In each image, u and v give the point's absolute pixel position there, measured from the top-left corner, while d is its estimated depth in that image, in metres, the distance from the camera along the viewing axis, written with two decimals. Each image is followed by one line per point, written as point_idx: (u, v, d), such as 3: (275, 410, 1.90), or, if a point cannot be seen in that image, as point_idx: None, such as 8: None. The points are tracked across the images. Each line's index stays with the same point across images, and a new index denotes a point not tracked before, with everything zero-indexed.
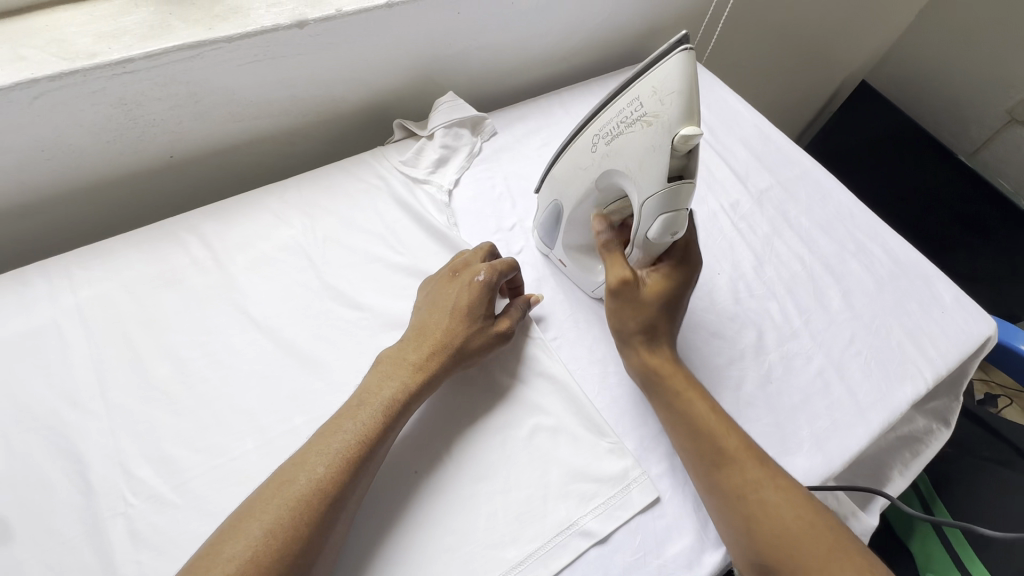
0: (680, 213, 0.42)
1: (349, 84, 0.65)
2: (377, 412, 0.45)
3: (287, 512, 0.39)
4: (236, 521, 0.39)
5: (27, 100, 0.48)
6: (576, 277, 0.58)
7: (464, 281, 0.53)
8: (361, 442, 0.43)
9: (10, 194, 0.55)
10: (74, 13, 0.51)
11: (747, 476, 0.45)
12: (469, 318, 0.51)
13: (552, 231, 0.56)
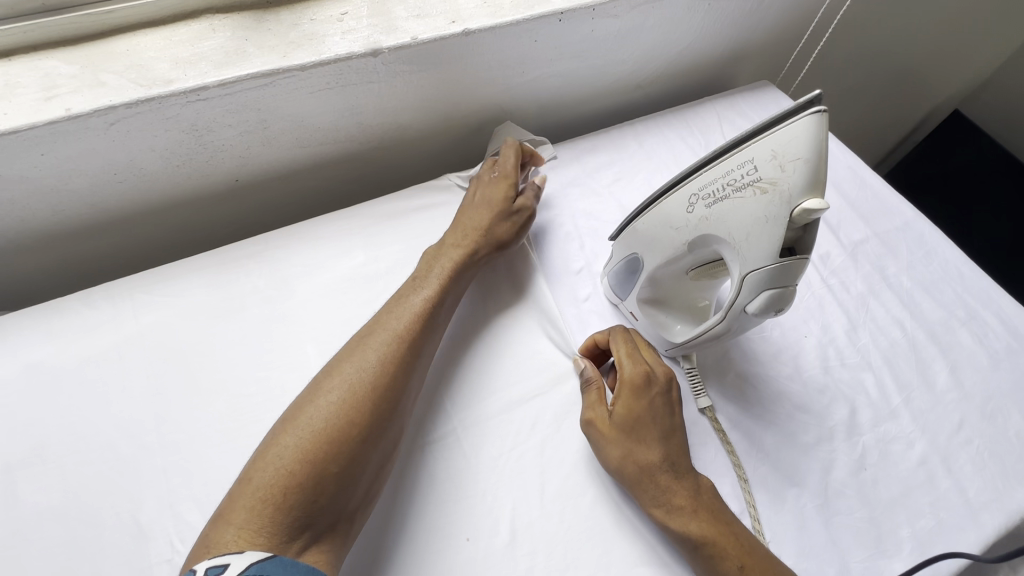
0: (787, 289, 0.37)
1: (418, 111, 0.63)
2: (418, 306, 0.48)
3: (345, 400, 0.40)
4: (278, 430, 0.39)
5: (104, 125, 0.47)
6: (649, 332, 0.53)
7: (483, 182, 0.59)
8: (408, 336, 0.45)
9: (84, 214, 0.55)
10: (153, 36, 0.51)
11: (720, 541, 0.42)
12: (495, 206, 0.56)
13: (624, 282, 0.51)
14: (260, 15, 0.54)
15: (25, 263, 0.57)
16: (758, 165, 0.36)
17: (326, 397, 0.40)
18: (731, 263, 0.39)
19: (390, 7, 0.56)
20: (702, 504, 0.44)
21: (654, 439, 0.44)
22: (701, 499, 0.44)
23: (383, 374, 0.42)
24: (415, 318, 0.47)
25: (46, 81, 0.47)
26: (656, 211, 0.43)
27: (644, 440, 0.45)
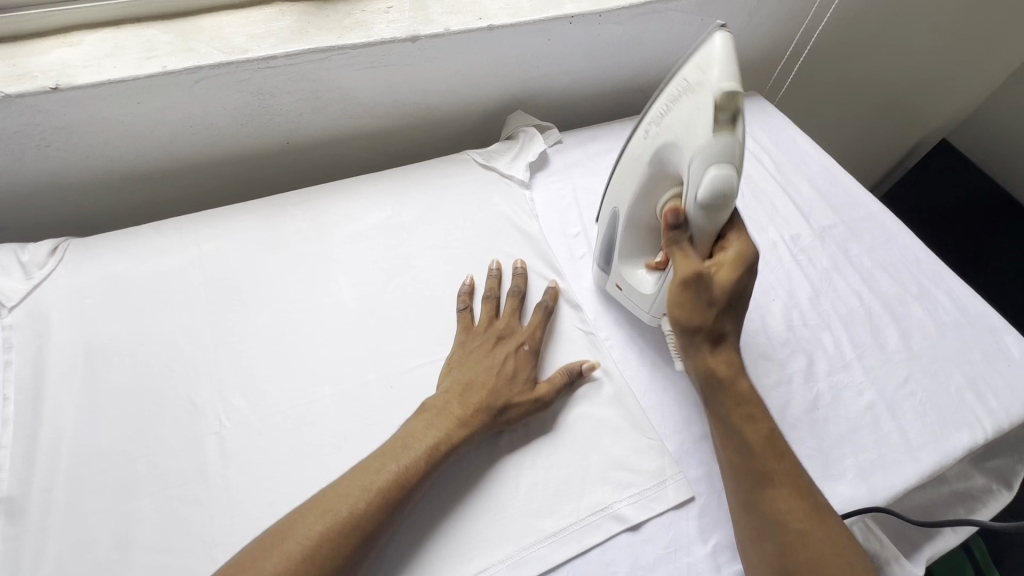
0: (728, 168, 0.46)
1: (446, 94, 0.73)
2: (443, 430, 0.48)
3: (344, 520, 0.42)
4: (277, 535, 0.41)
5: (190, 82, 0.58)
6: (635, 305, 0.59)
7: (510, 347, 0.55)
8: (424, 465, 0.46)
9: (160, 160, 0.65)
10: (232, 17, 0.62)
11: (770, 454, 0.47)
12: (515, 378, 0.52)
13: (608, 246, 0.60)
14: (319, 5, 0.64)
15: (105, 201, 0.67)
16: (688, 75, 0.48)
17: (380, 475, 0.44)
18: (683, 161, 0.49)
19: (428, 5, 0.67)
20: (766, 430, 0.48)
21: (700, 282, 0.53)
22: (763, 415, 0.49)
23: (389, 501, 0.43)
24: (437, 439, 0.47)
25: (146, 45, 0.58)
26: (629, 151, 0.55)
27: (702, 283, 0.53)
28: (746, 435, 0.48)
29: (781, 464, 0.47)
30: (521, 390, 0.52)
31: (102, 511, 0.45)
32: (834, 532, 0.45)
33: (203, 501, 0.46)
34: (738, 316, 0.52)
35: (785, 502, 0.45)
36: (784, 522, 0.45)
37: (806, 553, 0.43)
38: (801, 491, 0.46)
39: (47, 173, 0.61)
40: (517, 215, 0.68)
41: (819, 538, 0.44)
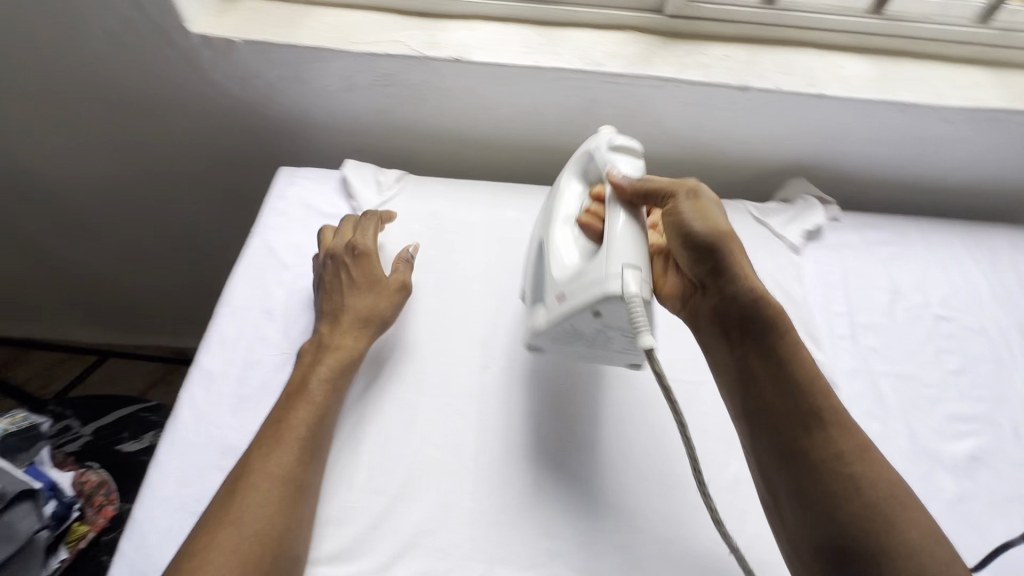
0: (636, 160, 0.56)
1: (740, 144, 0.76)
2: (320, 378, 0.52)
3: (272, 490, 0.45)
4: (219, 516, 0.44)
5: (548, 78, 0.68)
6: (582, 350, 0.54)
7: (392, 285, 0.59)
8: (314, 419, 0.50)
9: (487, 134, 0.77)
10: (593, 34, 0.72)
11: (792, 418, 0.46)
12: (372, 285, 0.58)
13: (539, 264, 0.57)
14: (664, 39, 0.72)
15: (432, 154, 0.81)
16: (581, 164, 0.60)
17: (291, 437, 0.48)
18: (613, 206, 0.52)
19: (762, 61, 0.71)
20: (797, 375, 0.47)
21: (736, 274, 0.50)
22: (784, 351, 0.48)
23: (287, 456, 0.47)
24: (318, 383, 0.52)
25: (525, 42, 0.70)
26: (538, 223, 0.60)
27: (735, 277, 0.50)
28: (773, 385, 0.47)
29: (824, 412, 0.46)
30: (377, 298, 0.58)
31: (400, 397, 0.55)
32: (882, 485, 0.43)
33: (471, 420, 0.54)
34: (716, 246, 0.50)
35: (833, 459, 0.44)
36: (830, 482, 0.43)
37: (847, 511, 0.42)
38: (847, 439, 0.45)
39: (411, 121, 0.75)
40: (782, 275, 0.68)
41: (863, 490, 0.43)
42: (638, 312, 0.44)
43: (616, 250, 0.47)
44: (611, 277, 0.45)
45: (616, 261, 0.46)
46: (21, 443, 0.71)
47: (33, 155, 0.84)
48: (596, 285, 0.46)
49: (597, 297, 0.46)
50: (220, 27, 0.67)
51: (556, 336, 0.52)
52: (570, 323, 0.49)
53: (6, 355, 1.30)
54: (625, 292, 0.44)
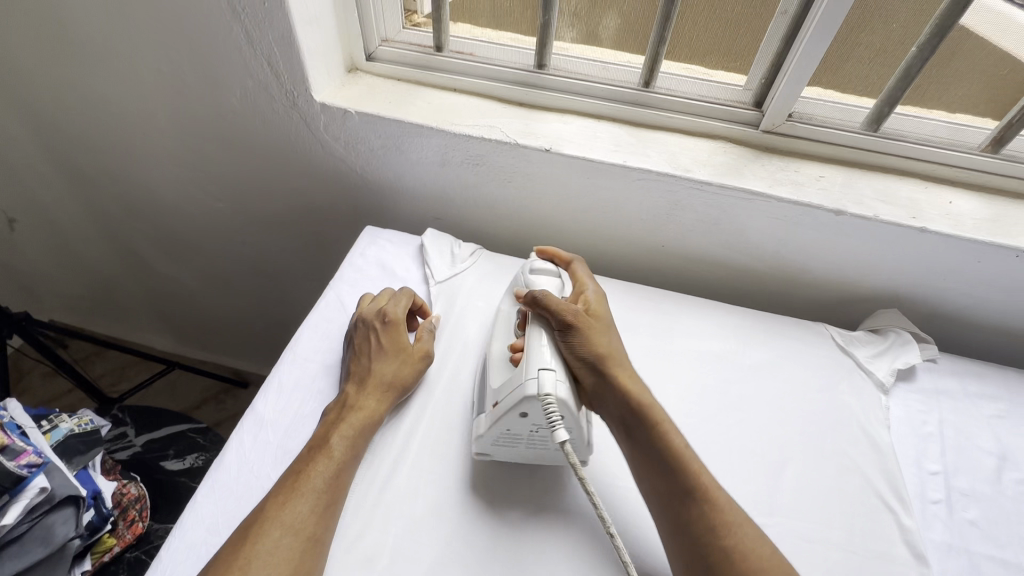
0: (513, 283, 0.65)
1: (827, 266, 0.72)
2: (340, 440, 0.51)
3: (290, 550, 0.43)
4: (228, 568, 0.42)
5: (634, 178, 0.69)
6: (524, 455, 0.54)
7: (414, 354, 0.60)
8: (332, 477, 0.49)
9: (564, 221, 0.78)
10: (684, 141, 0.73)
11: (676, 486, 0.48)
12: (400, 353, 0.59)
13: (483, 385, 0.58)
14: (755, 155, 0.72)
15: (507, 232, 0.83)
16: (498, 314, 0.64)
17: (306, 496, 0.47)
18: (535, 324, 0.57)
19: (859, 186, 0.68)
20: (663, 453, 0.50)
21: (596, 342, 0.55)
22: (658, 437, 0.51)
23: (307, 514, 0.46)
24: (334, 444, 0.51)
25: (615, 141, 0.72)
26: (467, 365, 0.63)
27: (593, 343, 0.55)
28: (653, 469, 0.50)
29: (691, 482, 0.48)
30: (399, 365, 0.59)
31: (436, 478, 0.53)
32: (755, 551, 0.45)
33: (505, 522, 0.51)
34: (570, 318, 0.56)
35: (706, 532, 0.46)
36: (706, 552, 0.45)
37: None
38: (720, 511, 0.47)
39: (492, 199, 0.78)
40: (866, 417, 0.62)
41: (732, 557, 0.44)
42: (554, 410, 0.48)
43: (531, 359, 0.52)
44: (526, 380, 0.50)
45: (533, 367, 0.51)
46: (81, 445, 0.75)
47: (161, 185, 0.95)
48: (517, 389, 0.50)
49: (518, 399, 0.49)
50: (339, 98, 0.74)
51: (497, 442, 0.52)
52: (506, 427, 0.51)
53: (92, 351, 1.42)
54: (540, 391, 0.49)
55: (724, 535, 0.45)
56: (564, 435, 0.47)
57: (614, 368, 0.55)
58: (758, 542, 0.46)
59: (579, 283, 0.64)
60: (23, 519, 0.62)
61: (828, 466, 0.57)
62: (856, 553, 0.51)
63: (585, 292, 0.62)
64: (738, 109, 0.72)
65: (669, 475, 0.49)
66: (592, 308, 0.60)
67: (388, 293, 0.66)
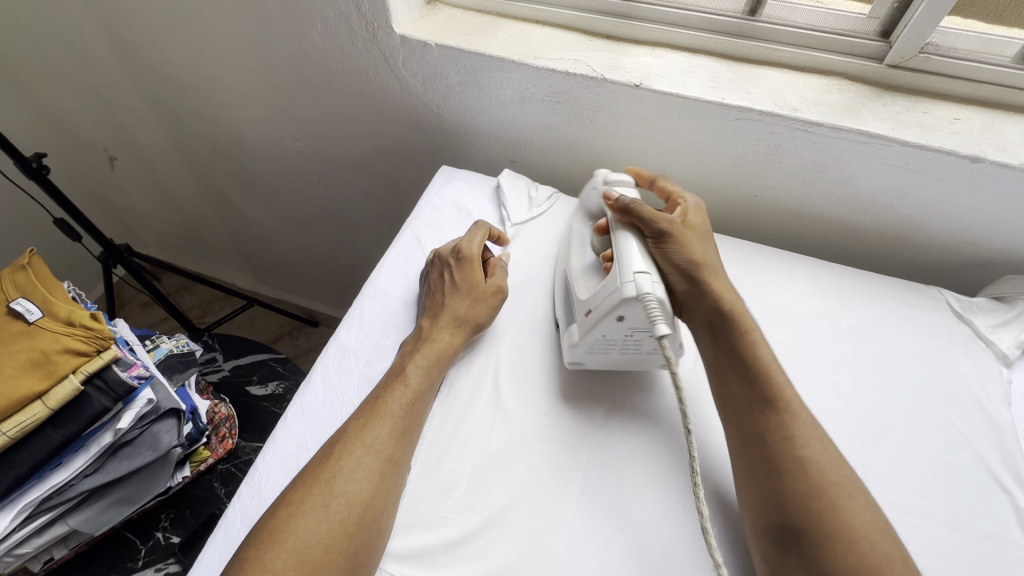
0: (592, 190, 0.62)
1: (949, 223, 0.64)
2: (415, 373, 0.52)
3: (373, 472, 0.45)
4: (313, 482, 0.44)
5: (731, 118, 0.63)
6: (617, 361, 0.53)
7: (487, 289, 0.59)
8: (409, 407, 0.50)
9: (648, 165, 0.73)
10: (791, 78, 0.66)
11: (769, 399, 0.46)
12: (473, 293, 0.58)
13: (568, 299, 0.58)
14: (875, 94, 0.63)
15: (585, 176, 0.79)
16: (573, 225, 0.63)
17: (382, 421, 0.48)
18: (613, 227, 0.55)
19: (1006, 131, 0.59)
20: (750, 358, 0.48)
21: (693, 250, 0.54)
22: (749, 347, 0.49)
23: (387, 438, 0.47)
24: (409, 376, 0.51)
25: (713, 77, 0.65)
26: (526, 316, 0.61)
27: (687, 251, 0.54)
28: (737, 375, 0.48)
29: (779, 399, 0.46)
30: (473, 301, 0.58)
31: (515, 415, 0.53)
32: (829, 469, 0.41)
33: (580, 460, 0.50)
34: (665, 231, 0.54)
35: (783, 442, 0.43)
36: (780, 457, 0.43)
37: (795, 486, 0.41)
38: (801, 426, 0.44)
39: (572, 139, 0.75)
40: (982, 390, 0.56)
41: (805, 468, 0.41)
42: (656, 310, 0.47)
43: (626, 262, 0.50)
44: (623, 283, 0.48)
45: (629, 270, 0.49)
46: (179, 365, 0.82)
47: (244, 124, 0.97)
48: (613, 293, 0.49)
49: (616, 302, 0.48)
50: (419, 31, 0.71)
51: (592, 349, 0.52)
52: (602, 333, 0.50)
53: (181, 286, 1.53)
54: (640, 292, 0.47)
55: (809, 441, 0.43)
56: (665, 330, 0.45)
57: (711, 277, 0.53)
58: (835, 462, 0.42)
59: (675, 193, 0.61)
60: (135, 426, 0.67)
61: (934, 439, 0.52)
62: (961, 531, 0.46)
63: (682, 202, 0.60)
64: (861, 40, 0.63)
65: (747, 379, 0.47)
66: (689, 219, 0.58)
67: (478, 230, 0.64)
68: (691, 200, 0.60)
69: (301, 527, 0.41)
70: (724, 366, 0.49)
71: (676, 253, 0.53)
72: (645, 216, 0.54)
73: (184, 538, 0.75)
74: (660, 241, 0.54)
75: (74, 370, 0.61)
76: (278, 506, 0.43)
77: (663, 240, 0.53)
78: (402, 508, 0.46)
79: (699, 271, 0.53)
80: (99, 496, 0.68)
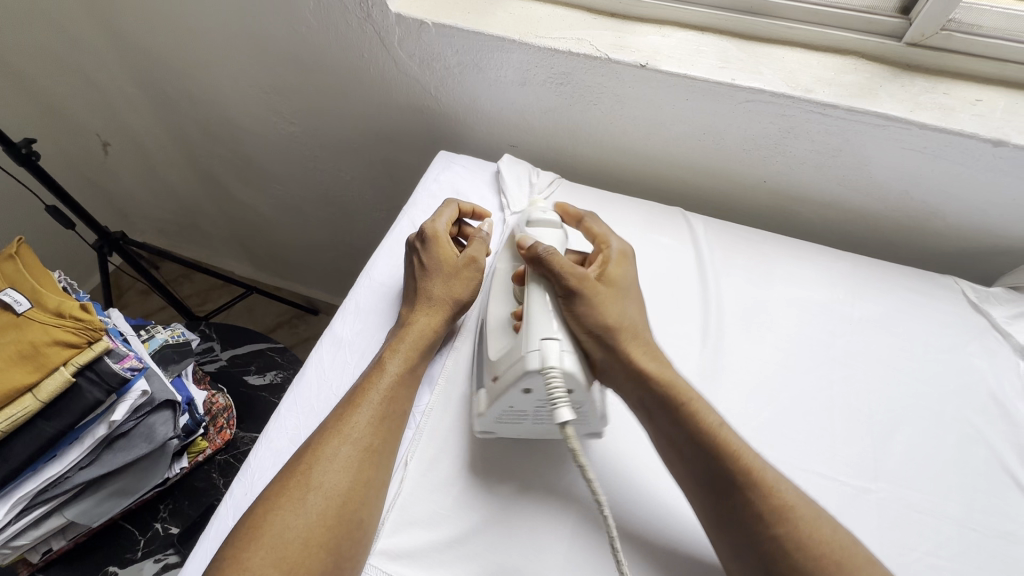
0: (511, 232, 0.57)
1: (967, 211, 0.62)
2: (394, 363, 0.50)
3: (353, 466, 0.44)
4: (291, 477, 0.43)
5: (740, 100, 0.60)
6: (527, 430, 0.48)
7: (460, 266, 0.57)
8: (388, 398, 0.48)
9: (653, 150, 0.71)
10: (805, 57, 0.63)
11: (725, 479, 0.42)
12: (444, 273, 0.56)
13: (480, 354, 0.53)
14: (894, 74, 0.60)
15: (588, 161, 0.77)
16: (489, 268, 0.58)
17: (359, 414, 0.46)
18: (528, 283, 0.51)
19: None
20: (693, 433, 0.44)
21: (609, 311, 0.49)
22: (687, 418, 0.45)
23: (365, 429, 0.46)
24: (386, 368, 0.50)
25: (723, 56, 0.62)
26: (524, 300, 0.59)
27: (603, 313, 0.49)
28: (687, 453, 0.44)
29: (737, 470, 0.42)
30: (445, 279, 0.56)
31: None
32: (813, 539, 0.39)
33: (581, 455, 0.49)
34: (576, 288, 0.49)
35: (756, 522, 0.40)
36: (759, 543, 0.40)
37: (783, 571, 0.38)
38: (772, 495, 0.41)
39: (574, 123, 0.72)
40: (999, 383, 0.54)
41: (790, 548, 0.39)
42: (559, 387, 0.43)
43: (535, 328, 0.46)
44: (530, 354, 0.44)
45: (535, 338, 0.46)
46: (174, 355, 0.80)
47: (237, 107, 0.94)
48: (518, 363, 0.45)
49: (520, 375, 0.44)
50: (415, 8, 0.68)
51: (499, 420, 0.47)
52: (508, 405, 0.45)
53: (180, 274, 1.52)
54: (545, 365, 0.43)
55: (782, 514, 0.40)
56: (565, 417, 0.42)
57: (630, 343, 0.48)
58: (819, 527, 0.40)
59: (601, 236, 0.57)
60: (130, 417, 0.66)
61: (947, 434, 0.51)
62: (974, 529, 0.45)
63: (607, 248, 0.56)
64: (880, 16, 0.60)
65: (697, 460, 0.44)
66: (609, 271, 0.53)
67: (449, 208, 0.62)
68: (617, 245, 0.56)
69: (278, 523, 0.40)
70: (670, 450, 0.45)
71: (589, 314, 0.48)
72: (553, 272, 0.49)
73: (183, 529, 0.75)
74: (571, 300, 0.49)
75: (64, 363, 0.60)
76: (257, 505, 0.42)
77: (574, 298, 0.49)
78: (392, 500, 0.45)
79: (616, 335, 0.48)
80: (95, 488, 0.67)
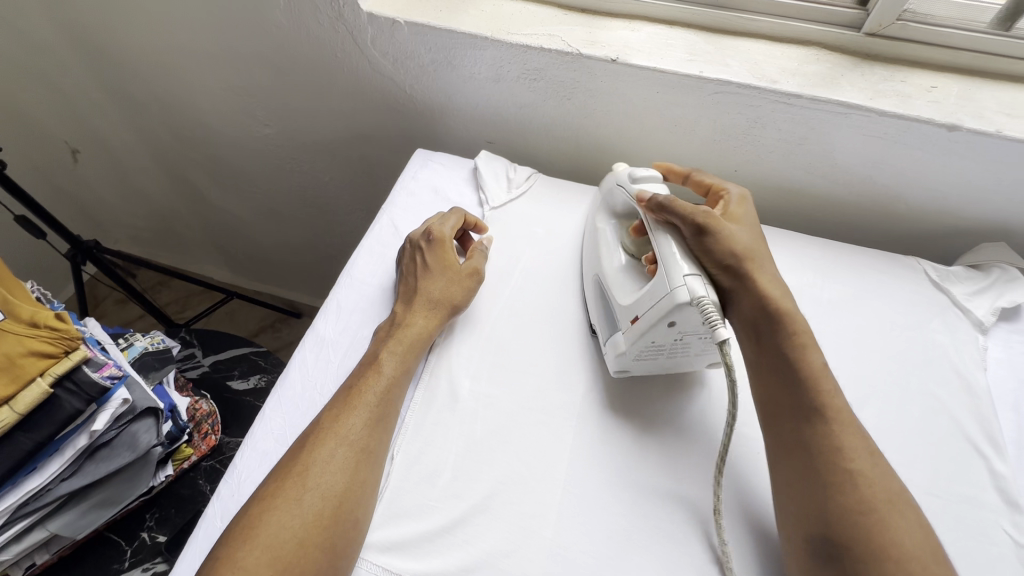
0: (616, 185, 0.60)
1: (928, 193, 0.64)
2: (387, 363, 0.51)
3: (348, 466, 0.44)
4: (286, 477, 0.43)
5: (709, 91, 0.62)
6: (662, 365, 0.52)
7: (461, 271, 0.58)
8: (382, 398, 0.48)
9: (627, 142, 0.72)
10: (769, 49, 0.64)
11: (828, 411, 0.44)
12: (446, 276, 0.57)
13: (605, 301, 0.56)
14: (853, 64, 0.63)
15: (564, 155, 0.78)
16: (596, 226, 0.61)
17: (354, 414, 0.47)
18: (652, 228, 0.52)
19: (982, 98, 0.59)
20: (800, 367, 0.47)
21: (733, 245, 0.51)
22: (797, 350, 0.47)
23: (360, 430, 0.46)
24: (380, 368, 0.50)
25: (691, 50, 0.64)
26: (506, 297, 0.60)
27: (727, 249, 0.50)
28: (784, 387, 0.47)
29: (830, 404, 0.45)
30: (447, 282, 0.57)
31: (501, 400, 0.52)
32: (881, 484, 0.41)
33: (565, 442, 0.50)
34: (704, 225, 0.50)
35: (829, 454, 0.43)
36: (828, 474, 0.42)
37: (843, 501, 0.40)
38: (852, 438, 0.43)
39: (550, 118, 0.73)
40: (960, 357, 0.56)
41: (858, 485, 0.41)
42: (711, 311, 0.45)
43: (671, 264, 0.48)
44: (673, 288, 0.46)
45: (677, 274, 0.47)
46: (155, 362, 0.79)
47: (209, 110, 0.93)
48: (664, 298, 0.47)
49: (667, 308, 0.46)
50: (387, 7, 0.68)
51: (640, 357, 0.50)
52: (651, 340, 0.48)
53: (157, 281, 1.49)
54: (693, 296, 0.45)
55: (868, 455, 0.43)
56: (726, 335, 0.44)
57: (756, 270, 0.51)
58: (886, 475, 0.42)
59: (715, 184, 0.59)
60: (111, 427, 0.65)
61: (913, 407, 0.53)
62: (938, 496, 0.47)
63: (722, 192, 0.57)
64: (838, 8, 0.62)
65: (795, 392, 0.46)
66: (731, 210, 0.55)
67: (451, 214, 0.62)
68: (735, 189, 0.58)
69: (272, 523, 0.40)
70: (772, 383, 0.48)
71: (717, 249, 0.50)
72: (679, 213, 0.51)
73: (170, 537, 0.74)
74: (699, 237, 0.51)
75: (41, 373, 0.59)
76: (250, 505, 0.42)
77: (702, 237, 0.50)
78: (384, 498, 0.46)
79: (745, 266, 0.50)
80: (78, 500, 0.66)
